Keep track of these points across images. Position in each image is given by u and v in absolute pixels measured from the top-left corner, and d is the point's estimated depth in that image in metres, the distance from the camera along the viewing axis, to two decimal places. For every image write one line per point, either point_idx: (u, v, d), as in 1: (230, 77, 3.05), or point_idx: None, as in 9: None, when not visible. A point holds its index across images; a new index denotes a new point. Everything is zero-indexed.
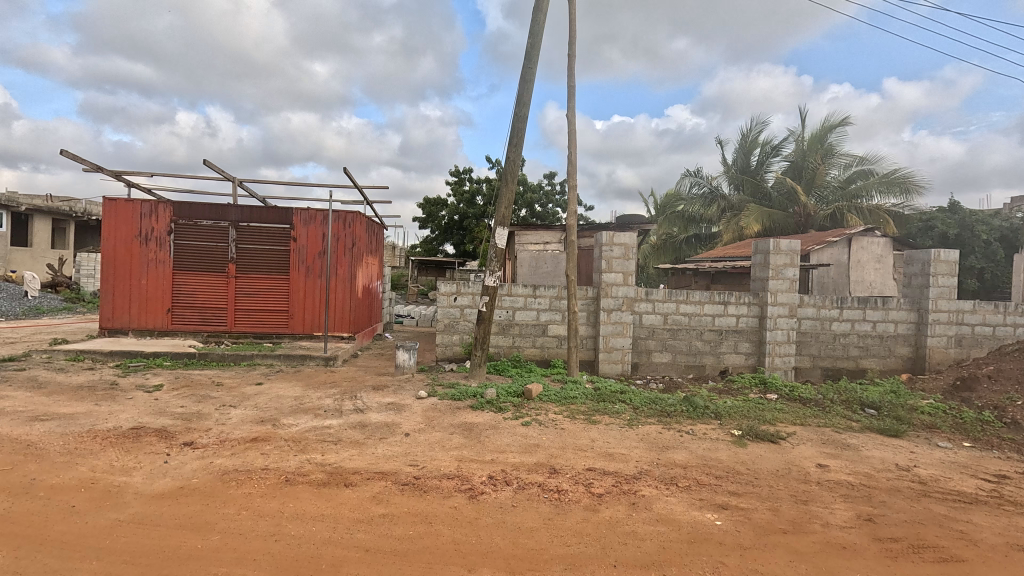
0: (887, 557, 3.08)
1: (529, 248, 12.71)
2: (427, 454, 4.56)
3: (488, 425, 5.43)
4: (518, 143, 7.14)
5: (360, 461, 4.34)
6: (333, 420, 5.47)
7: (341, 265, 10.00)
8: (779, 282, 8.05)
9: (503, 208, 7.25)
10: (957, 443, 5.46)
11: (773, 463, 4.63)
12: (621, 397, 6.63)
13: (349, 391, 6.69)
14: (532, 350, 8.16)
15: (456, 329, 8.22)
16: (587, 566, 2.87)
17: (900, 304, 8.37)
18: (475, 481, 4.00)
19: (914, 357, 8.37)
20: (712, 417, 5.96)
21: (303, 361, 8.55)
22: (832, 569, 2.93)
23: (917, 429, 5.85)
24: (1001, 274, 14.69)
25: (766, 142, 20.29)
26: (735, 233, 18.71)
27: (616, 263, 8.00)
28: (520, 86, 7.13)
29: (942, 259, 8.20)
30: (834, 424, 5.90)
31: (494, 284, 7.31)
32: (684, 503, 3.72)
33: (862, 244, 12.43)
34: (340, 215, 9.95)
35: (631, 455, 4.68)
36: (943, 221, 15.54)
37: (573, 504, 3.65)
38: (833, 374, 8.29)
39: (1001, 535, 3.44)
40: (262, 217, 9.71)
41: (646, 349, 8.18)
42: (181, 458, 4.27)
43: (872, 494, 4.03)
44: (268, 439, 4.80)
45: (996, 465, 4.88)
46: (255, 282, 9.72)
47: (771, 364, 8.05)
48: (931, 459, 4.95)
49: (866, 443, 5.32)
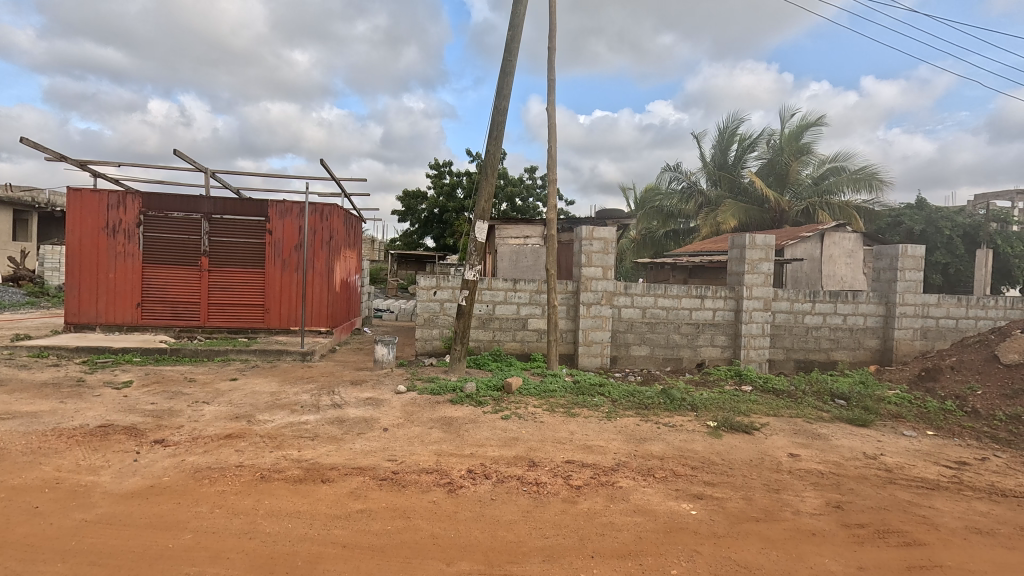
0: (854, 543, 3.18)
1: (510, 242, 12.71)
2: (406, 449, 4.53)
3: (467, 418, 5.43)
4: (498, 136, 7.10)
5: (338, 457, 4.29)
6: (310, 416, 5.39)
7: (319, 258, 9.84)
8: (754, 276, 8.20)
9: (483, 201, 7.21)
10: (921, 432, 5.67)
11: (747, 453, 4.73)
12: (600, 390, 6.68)
13: (326, 387, 6.60)
14: (512, 344, 8.17)
15: (436, 323, 8.18)
16: (565, 558, 2.89)
17: (869, 297, 8.62)
18: (454, 475, 3.99)
19: (883, 349, 8.62)
20: (689, 409, 6.07)
21: (279, 356, 8.39)
22: (803, 556, 3.00)
23: (885, 419, 6.05)
24: (964, 269, 15.25)
25: (744, 137, 20.63)
26: (713, 227, 18.94)
27: (596, 257, 8.06)
28: (500, 79, 7.08)
29: (909, 254, 8.44)
30: (805, 414, 6.06)
31: (474, 278, 7.27)
32: (660, 494, 3.78)
33: (833, 239, 12.76)
34: (317, 207, 9.75)
35: (610, 447, 4.73)
36: (911, 217, 16.13)
37: (551, 496, 3.67)
38: (805, 366, 8.50)
39: (960, 519, 3.59)
40: (236, 209, 9.50)
41: (625, 341, 8.26)
42: (152, 456, 4.16)
43: (841, 482, 4.15)
44: (243, 436, 4.70)
45: (958, 452, 5.08)
46: (228, 276, 9.50)
47: (746, 356, 8.22)
48: (898, 447, 5.13)
49: (836, 433, 5.47)
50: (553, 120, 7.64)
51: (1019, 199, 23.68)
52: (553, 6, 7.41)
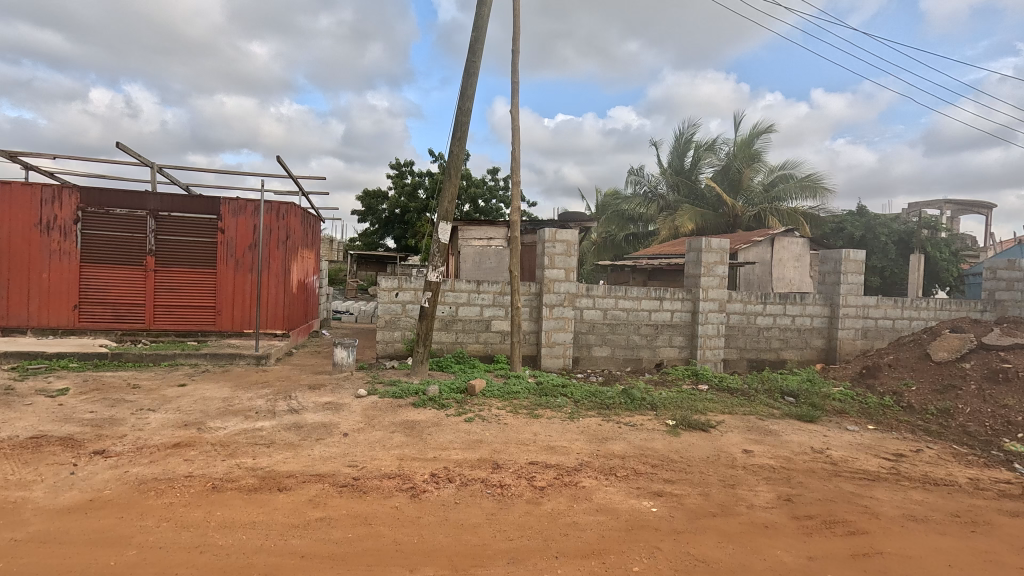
0: (804, 534, 3.33)
1: (473, 244, 12.67)
2: (368, 454, 4.44)
3: (430, 422, 5.36)
4: (462, 137, 7.06)
5: (295, 464, 4.15)
6: (265, 422, 5.19)
7: (274, 258, 9.52)
8: (710, 279, 8.49)
9: (446, 202, 7.15)
10: (862, 426, 6.01)
11: (704, 450, 4.89)
12: (563, 391, 6.75)
13: (283, 391, 6.37)
14: (475, 346, 8.14)
15: (398, 325, 8.05)
16: (529, 559, 2.90)
17: (816, 299, 9.08)
18: (416, 479, 3.93)
19: (828, 348, 9.10)
20: (649, 408, 6.21)
21: (231, 360, 8.05)
22: (758, 548, 3.12)
23: (830, 414, 6.37)
24: (899, 272, 16.26)
25: (699, 143, 21.34)
26: (671, 231, 19.46)
27: (558, 259, 8.13)
28: (463, 80, 7.05)
29: (851, 258, 8.93)
30: (758, 411, 6.32)
31: (437, 279, 7.19)
32: (622, 492, 3.84)
33: (783, 244, 13.37)
34: (272, 206, 9.44)
35: (572, 447, 4.78)
36: (852, 224, 17.11)
37: (515, 498, 3.68)
38: (757, 365, 8.87)
39: (897, 508, 3.82)
40: (185, 206, 9.05)
41: (587, 343, 8.38)
42: (92, 468, 3.90)
43: (790, 476, 4.35)
44: (192, 445, 4.48)
45: (895, 445, 5.41)
46: (176, 276, 9.04)
47: (702, 356, 8.49)
48: (842, 442, 5.41)
49: (786, 429, 5.73)
50: (516, 121, 7.67)
51: (947, 207, 25.49)
52: (518, 7, 7.43)
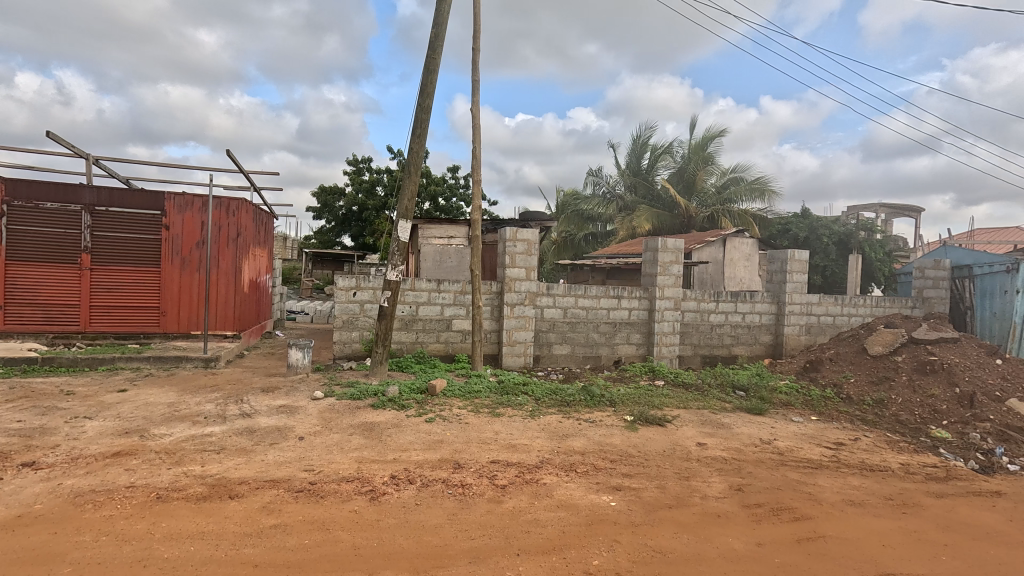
0: (753, 521, 3.49)
1: (433, 242, 12.54)
2: (325, 457, 4.32)
3: (390, 423, 5.27)
4: (422, 134, 6.98)
5: (248, 470, 3.99)
6: (214, 428, 4.96)
7: (224, 256, 9.12)
8: (666, 278, 8.74)
9: (406, 200, 7.05)
10: (806, 417, 6.34)
11: (660, 444, 5.04)
12: (524, 389, 6.79)
13: (233, 395, 6.11)
14: (436, 345, 8.07)
15: (356, 325, 7.88)
16: (491, 557, 2.90)
17: (764, 297, 9.50)
18: (376, 482, 3.86)
19: (775, 344, 9.54)
20: (608, 405, 6.34)
21: (177, 363, 7.66)
22: (711, 537, 3.25)
23: (777, 407, 6.69)
24: (839, 271, 17.25)
25: (655, 145, 21.91)
26: (629, 231, 19.90)
27: (519, 258, 8.17)
28: (423, 76, 6.96)
29: (796, 258, 9.39)
30: (711, 405, 6.56)
31: (397, 279, 7.08)
32: (582, 488, 3.90)
33: (734, 244, 13.92)
34: (222, 202, 9.03)
35: (533, 445, 4.82)
36: (797, 226, 18.01)
37: (477, 497, 3.67)
38: (710, 361, 9.20)
39: (837, 493, 4.05)
40: (125, 201, 8.54)
41: (548, 341, 8.46)
42: (20, 482, 3.63)
43: (741, 467, 4.54)
44: (135, 453, 4.23)
45: (836, 434, 5.74)
46: (116, 275, 8.52)
47: (659, 353, 8.73)
48: (787, 432, 5.69)
49: (737, 422, 5.98)
50: (477, 119, 7.65)
51: (881, 210, 27.20)
52: (478, 5, 7.40)
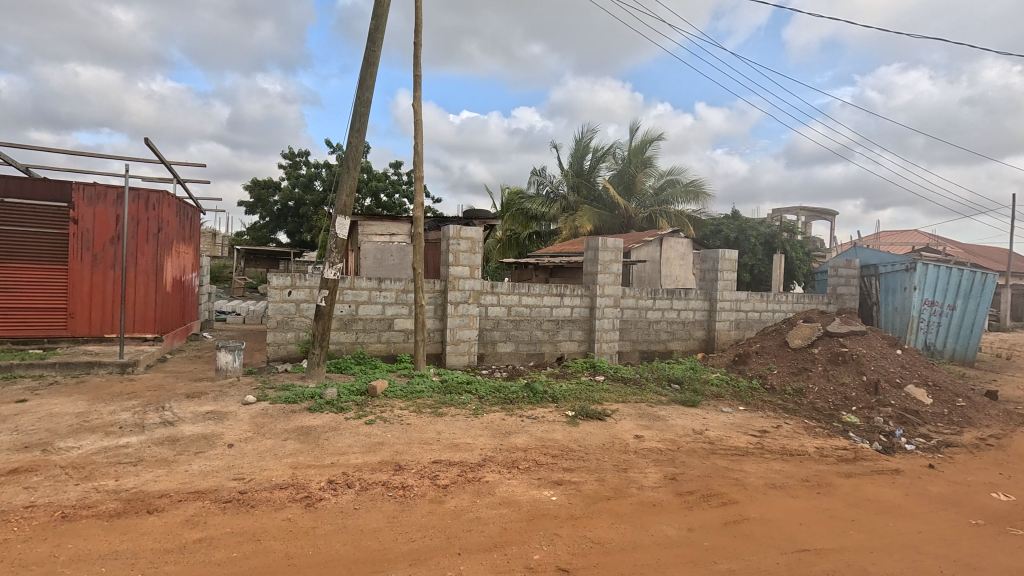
0: (685, 508, 3.66)
1: (374, 239, 12.22)
2: (256, 465, 4.11)
3: (327, 427, 5.09)
4: (361, 128, 6.78)
5: (169, 482, 3.73)
6: (131, 438, 4.59)
7: (143, 253, 8.45)
8: (606, 276, 8.99)
9: (345, 196, 6.83)
10: (734, 407, 6.73)
11: (600, 438, 5.18)
12: (467, 388, 6.77)
13: (154, 402, 5.69)
14: (377, 346, 7.88)
15: (291, 326, 7.54)
16: (432, 558, 2.87)
17: (697, 294, 9.98)
18: (312, 488, 3.72)
19: (707, 338, 10.05)
20: (550, 401, 6.44)
21: (88, 369, 7.03)
22: (646, 525, 3.37)
23: (708, 398, 7.05)
24: (764, 270, 18.45)
25: (597, 147, 22.46)
26: (572, 231, 20.31)
27: (462, 256, 8.12)
28: (362, 69, 6.77)
29: (726, 257, 9.93)
30: (648, 399, 6.82)
31: (335, 277, 6.85)
32: (524, 484, 3.94)
33: (670, 243, 14.52)
34: (140, 194, 8.36)
35: (476, 443, 4.82)
36: (727, 226, 19.08)
37: (418, 498, 3.62)
38: (648, 356, 9.56)
39: (761, 477, 4.33)
40: (25, 191, 7.72)
41: (491, 339, 8.47)
42: None
43: (675, 456, 4.75)
44: (36, 470, 3.84)
45: (761, 422, 6.13)
46: (14, 273, 7.69)
47: (600, 349, 8.97)
48: (718, 422, 6.01)
49: (672, 414, 6.25)
50: (419, 115, 7.53)
51: (802, 213, 29.29)
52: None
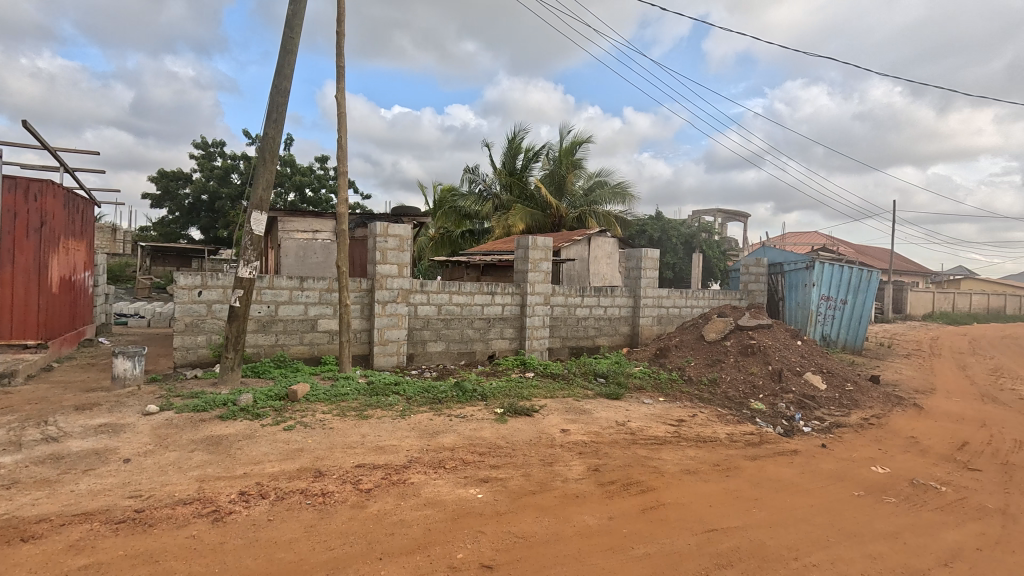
0: (606, 497, 3.79)
1: (296, 237, 11.63)
2: (157, 480, 3.78)
3: (241, 435, 4.77)
4: (278, 118, 6.42)
5: (50, 505, 3.34)
6: (3, 459, 4.07)
7: (21, 250, 7.50)
8: (536, 274, 9.13)
9: (261, 190, 6.44)
10: (655, 398, 7.08)
11: (528, 434, 5.24)
12: (396, 389, 6.62)
13: (34, 417, 5.07)
14: (299, 348, 7.51)
15: (202, 329, 7.02)
16: (351, 566, 2.78)
17: (622, 292, 10.38)
18: (221, 501, 3.48)
19: (632, 334, 10.49)
20: (480, 399, 6.44)
21: None
22: (569, 517, 3.46)
23: (632, 391, 7.37)
24: (684, 268, 19.57)
25: (529, 147, 22.73)
26: (504, 229, 20.46)
27: (390, 254, 7.92)
28: (279, 56, 6.41)
29: (649, 256, 10.40)
30: (575, 393, 7.00)
31: (250, 276, 6.45)
32: (450, 484, 3.91)
33: (598, 243, 14.99)
34: (17, 183, 7.42)
35: (402, 445, 4.72)
36: (652, 227, 20.03)
37: (339, 504, 3.50)
38: (577, 352, 9.83)
39: (677, 464, 4.58)
40: None
41: (421, 339, 8.34)
42: None
43: (598, 448, 4.91)
44: None
45: (679, 412, 6.49)
46: None
47: (530, 346, 9.10)
48: (640, 414, 6.28)
49: (597, 407, 6.46)
50: (342, 107, 7.25)
51: (718, 215, 31.31)
52: None
